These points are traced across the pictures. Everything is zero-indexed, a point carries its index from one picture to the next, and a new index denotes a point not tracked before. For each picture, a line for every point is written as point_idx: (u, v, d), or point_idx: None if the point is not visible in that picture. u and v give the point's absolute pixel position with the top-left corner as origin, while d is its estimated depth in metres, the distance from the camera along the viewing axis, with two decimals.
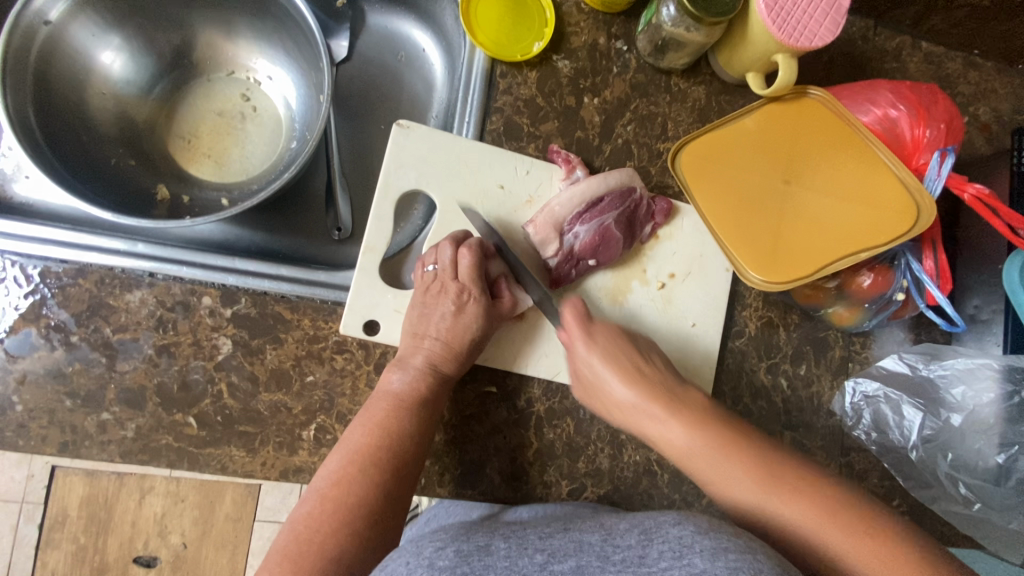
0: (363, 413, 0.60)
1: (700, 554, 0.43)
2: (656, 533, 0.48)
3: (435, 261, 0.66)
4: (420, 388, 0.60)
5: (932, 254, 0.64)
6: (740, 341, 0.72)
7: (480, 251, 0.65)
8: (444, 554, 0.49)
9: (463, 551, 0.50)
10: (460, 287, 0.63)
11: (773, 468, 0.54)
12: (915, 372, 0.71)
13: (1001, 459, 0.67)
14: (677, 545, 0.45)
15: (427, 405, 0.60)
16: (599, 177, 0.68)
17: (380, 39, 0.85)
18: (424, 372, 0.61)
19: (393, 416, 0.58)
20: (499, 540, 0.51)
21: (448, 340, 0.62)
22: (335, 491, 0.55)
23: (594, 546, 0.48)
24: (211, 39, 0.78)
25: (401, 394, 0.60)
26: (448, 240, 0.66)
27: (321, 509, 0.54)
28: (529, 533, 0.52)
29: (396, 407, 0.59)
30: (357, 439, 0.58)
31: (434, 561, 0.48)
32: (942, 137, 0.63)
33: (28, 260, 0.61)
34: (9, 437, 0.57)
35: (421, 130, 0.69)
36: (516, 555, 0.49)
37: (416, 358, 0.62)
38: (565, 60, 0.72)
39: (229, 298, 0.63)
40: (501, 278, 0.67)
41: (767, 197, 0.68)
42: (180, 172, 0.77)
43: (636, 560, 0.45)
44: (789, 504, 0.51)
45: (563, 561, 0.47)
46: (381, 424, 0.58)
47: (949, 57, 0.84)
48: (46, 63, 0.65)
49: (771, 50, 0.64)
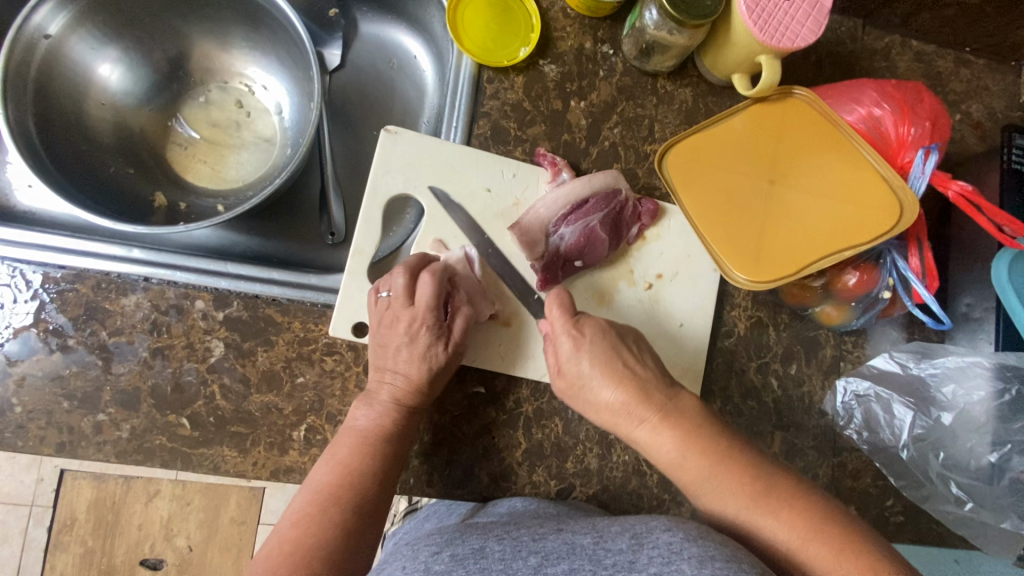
0: (326, 452, 0.60)
1: (688, 561, 0.43)
2: (648, 539, 0.48)
3: (387, 288, 0.64)
4: (383, 425, 0.60)
5: (917, 251, 0.64)
6: (729, 341, 0.72)
7: (430, 277, 0.63)
8: (440, 557, 0.52)
9: (458, 555, 0.52)
10: (411, 314, 0.62)
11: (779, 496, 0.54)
12: (907, 371, 0.71)
13: (993, 458, 0.67)
14: (667, 551, 0.45)
15: (389, 444, 0.60)
16: (584, 179, 0.68)
17: (373, 47, 0.87)
18: (387, 410, 0.61)
19: (357, 452, 0.59)
20: (494, 541, 0.53)
21: (408, 374, 0.61)
22: (294, 532, 0.55)
23: (588, 548, 0.49)
24: (206, 49, 0.80)
25: (364, 431, 0.60)
26: (401, 269, 0.64)
27: (281, 548, 0.54)
28: (524, 534, 0.53)
29: (359, 446, 0.59)
30: (320, 478, 0.58)
31: (431, 565, 0.51)
32: (927, 134, 0.64)
33: (27, 265, 0.62)
34: (8, 437, 0.59)
35: (409, 135, 0.70)
36: (511, 557, 0.50)
37: (379, 394, 0.61)
38: (551, 64, 0.74)
39: (222, 301, 0.64)
40: (460, 297, 0.66)
41: (753, 197, 0.68)
42: (177, 179, 0.79)
43: (627, 565, 0.46)
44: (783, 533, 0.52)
45: (557, 564, 0.48)
46: (344, 464, 0.58)
47: (939, 56, 0.84)
48: (45, 76, 0.67)
49: (754, 51, 0.65)
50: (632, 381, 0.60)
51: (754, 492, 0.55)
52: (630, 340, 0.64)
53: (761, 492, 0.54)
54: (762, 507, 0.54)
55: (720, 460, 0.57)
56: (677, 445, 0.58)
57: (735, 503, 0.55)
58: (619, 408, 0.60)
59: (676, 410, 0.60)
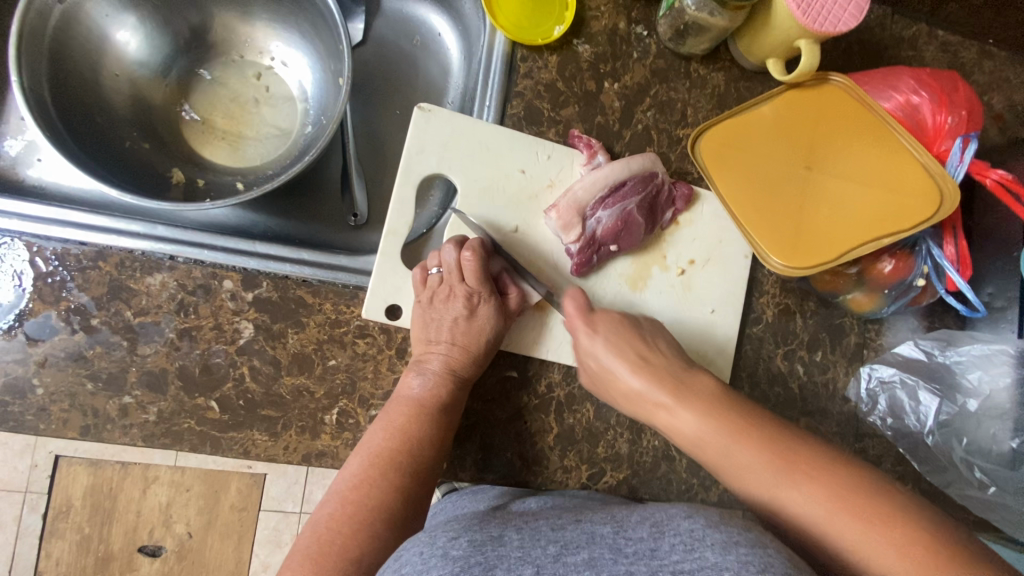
0: (380, 416, 0.60)
1: (711, 548, 0.42)
2: (668, 526, 0.47)
3: (438, 264, 0.65)
4: (438, 393, 0.60)
5: (952, 240, 0.65)
6: (758, 328, 0.72)
7: (483, 250, 0.65)
8: (457, 543, 0.48)
9: (477, 540, 0.48)
10: (468, 287, 0.63)
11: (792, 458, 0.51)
12: (932, 358, 0.71)
13: (1015, 443, 0.68)
14: (689, 537, 0.45)
15: (444, 411, 0.60)
16: (622, 162, 0.68)
17: (396, 23, 0.84)
18: (442, 377, 0.61)
19: (413, 420, 0.59)
20: (513, 531, 0.50)
21: (464, 344, 0.62)
22: (356, 493, 0.56)
23: (608, 539, 0.48)
24: (226, 20, 0.77)
25: (421, 399, 0.60)
26: (452, 242, 0.65)
27: (343, 511, 0.55)
28: (543, 524, 0.51)
29: (416, 412, 0.59)
30: (376, 442, 0.58)
31: (448, 550, 0.46)
32: (962, 124, 0.64)
33: (46, 242, 0.60)
34: (30, 420, 0.57)
35: (442, 114, 0.68)
36: (530, 545, 0.47)
37: (432, 363, 0.62)
38: (585, 44, 0.72)
39: (250, 282, 0.62)
40: (503, 273, 0.68)
41: (790, 183, 0.68)
42: (194, 156, 0.76)
43: (648, 553, 0.45)
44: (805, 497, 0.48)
45: (576, 552, 0.46)
46: (401, 429, 0.58)
47: (964, 47, 0.84)
48: (61, 43, 0.64)
49: (793, 35, 0.64)
50: (649, 369, 0.60)
51: (720, 426, 0.55)
52: (645, 333, 0.64)
53: (723, 420, 0.55)
54: (729, 439, 0.54)
55: (680, 390, 0.58)
56: (695, 421, 0.56)
57: (702, 431, 0.55)
58: (636, 396, 0.60)
59: (657, 367, 0.60)
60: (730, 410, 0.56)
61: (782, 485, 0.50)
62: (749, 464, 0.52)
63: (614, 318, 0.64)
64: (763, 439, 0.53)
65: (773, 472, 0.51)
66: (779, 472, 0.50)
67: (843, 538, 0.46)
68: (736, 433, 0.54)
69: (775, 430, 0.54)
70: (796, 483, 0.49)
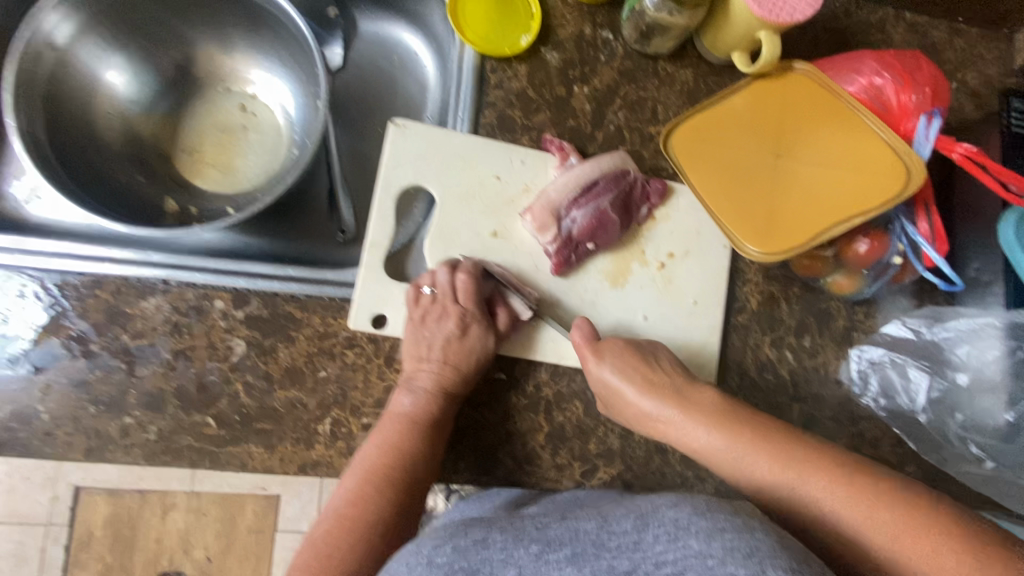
0: (373, 433, 0.62)
1: (695, 535, 0.43)
2: (652, 518, 0.46)
3: (430, 284, 0.67)
4: (428, 409, 0.62)
5: (925, 216, 0.66)
6: (743, 317, 0.73)
7: (477, 272, 0.67)
8: (442, 550, 0.48)
9: (461, 546, 0.48)
10: (457, 308, 0.65)
11: (734, 426, 0.59)
12: (921, 336, 0.71)
13: (1010, 417, 0.67)
14: (673, 527, 0.44)
15: (434, 425, 0.62)
16: (592, 162, 0.69)
17: (373, 46, 0.87)
18: (432, 394, 0.63)
19: (406, 436, 0.60)
20: (496, 532, 0.50)
21: (455, 362, 0.65)
22: (352, 509, 0.58)
23: (591, 534, 0.47)
24: (209, 53, 0.81)
25: (412, 415, 0.61)
26: (444, 265, 0.67)
27: (340, 525, 0.57)
28: (526, 524, 0.50)
29: (407, 428, 0.61)
30: (369, 457, 0.60)
31: (434, 558, 0.47)
32: (927, 100, 0.64)
33: (46, 274, 0.63)
34: (36, 444, 0.59)
35: (417, 128, 0.71)
36: (513, 546, 0.47)
37: (422, 380, 0.64)
38: (553, 52, 0.74)
39: (241, 301, 0.65)
40: (497, 296, 0.69)
41: (760, 170, 0.69)
42: (187, 185, 0.79)
43: (632, 546, 0.45)
44: (754, 461, 0.56)
45: (559, 549, 0.46)
46: (394, 444, 0.60)
47: (933, 26, 0.85)
48: (54, 85, 0.68)
49: (754, 28, 0.66)
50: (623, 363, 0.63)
51: (676, 401, 0.62)
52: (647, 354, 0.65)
53: (724, 421, 0.59)
54: (703, 427, 0.60)
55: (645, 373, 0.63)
56: (654, 405, 0.62)
57: (675, 419, 0.61)
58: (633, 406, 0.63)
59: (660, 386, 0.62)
60: (711, 401, 0.61)
61: (732, 450, 0.58)
62: (710, 442, 0.59)
63: (620, 348, 0.65)
64: (742, 428, 0.58)
65: (728, 440, 0.58)
66: (727, 442, 0.58)
67: (802, 489, 0.53)
68: (699, 418, 0.60)
69: (737, 409, 0.60)
70: (753, 454, 0.57)
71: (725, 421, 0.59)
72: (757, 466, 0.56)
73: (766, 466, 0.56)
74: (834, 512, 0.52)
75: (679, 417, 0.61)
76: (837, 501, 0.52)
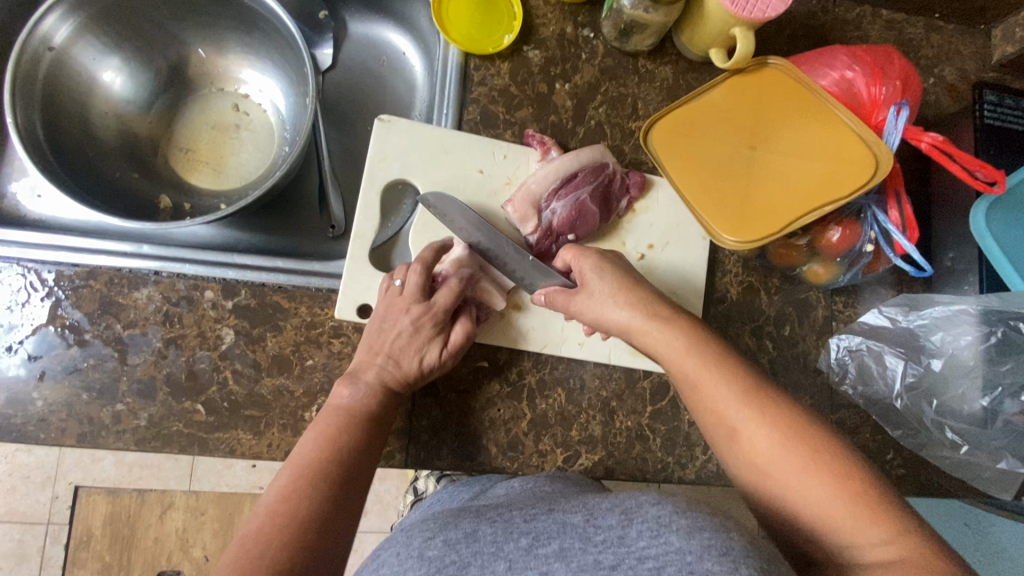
0: (311, 429, 0.60)
1: (676, 532, 0.43)
2: (636, 512, 0.46)
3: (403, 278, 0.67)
4: (368, 402, 0.61)
5: (897, 205, 0.67)
6: (723, 307, 0.74)
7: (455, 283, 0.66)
8: (433, 543, 0.50)
9: (451, 539, 0.50)
10: (419, 308, 0.65)
11: (808, 440, 0.50)
12: (897, 324, 0.72)
13: (985, 402, 0.69)
14: (656, 523, 0.44)
15: (375, 419, 0.61)
16: (572, 155, 0.71)
17: (363, 47, 0.90)
18: (375, 388, 0.62)
19: (344, 428, 0.59)
20: (486, 525, 0.51)
21: (402, 361, 0.64)
22: (284, 505, 0.52)
23: (578, 527, 0.47)
24: (203, 55, 0.84)
25: (352, 409, 0.61)
26: (417, 262, 0.67)
27: (271, 522, 0.51)
28: (516, 515, 0.51)
29: (348, 422, 0.59)
30: (306, 451, 0.57)
31: (424, 552, 0.49)
32: (897, 92, 0.67)
33: (41, 266, 0.65)
34: (31, 430, 0.61)
35: (401, 124, 0.73)
36: (503, 539, 0.48)
37: (368, 373, 0.63)
38: (535, 50, 0.76)
39: (230, 291, 0.67)
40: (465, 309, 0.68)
41: (736, 162, 0.71)
42: (181, 182, 0.82)
43: (616, 540, 0.45)
44: (812, 480, 0.48)
45: (547, 544, 0.47)
46: (331, 437, 0.58)
47: (910, 23, 0.87)
48: (52, 84, 0.70)
49: (728, 24, 0.68)
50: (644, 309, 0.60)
51: (745, 396, 0.53)
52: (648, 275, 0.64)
53: (787, 432, 0.50)
54: (763, 426, 0.51)
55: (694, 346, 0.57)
56: (697, 370, 0.56)
57: (724, 397, 0.53)
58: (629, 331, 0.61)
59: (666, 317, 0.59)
60: (776, 405, 0.52)
61: (782, 454, 0.50)
62: (759, 434, 0.51)
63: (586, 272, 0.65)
64: (812, 441, 0.50)
65: (787, 452, 0.49)
66: (791, 456, 0.49)
67: (831, 514, 0.47)
68: (752, 408, 0.52)
69: (805, 421, 0.51)
70: (800, 459, 0.49)
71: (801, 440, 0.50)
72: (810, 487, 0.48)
73: (818, 491, 0.47)
74: (855, 545, 0.46)
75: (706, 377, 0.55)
76: (869, 542, 0.45)
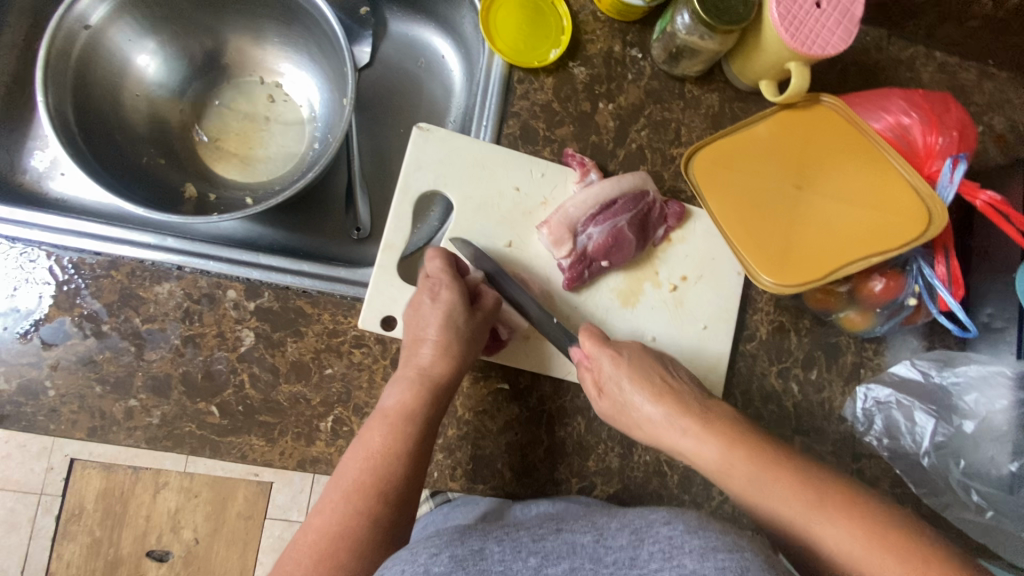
0: (362, 432, 0.58)
1: (690, 555, 0.41)
2: (647, 533, 0.46)
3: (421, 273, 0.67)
4: (412, 405, 0.58)
5: (943, 260, 0.65)
6: (751, 345, 0.73)
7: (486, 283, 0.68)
8: (440, 559, 0.46)
9: (458, 555, 0.47)
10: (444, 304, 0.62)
11: (753, 451, 0.56)
12: (929, 379, 0.71)
13: (1014, 467, 0.66)
14: (668, 545, 0.44)
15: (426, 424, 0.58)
16: (612, 181, 0.69)
17: (401, 47, 0.88)
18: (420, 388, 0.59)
19: (389, 438, 0.57)
20: (494, 542, 0.48)
21: (441, 333, 0.62)
22: (323, 520, 0.54)
23: (588, 548, 0.47)
24: (240, 45, 0.82)
25: (396, 413, 0.58)
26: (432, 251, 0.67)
27: (316, 538, 0.53)
28: (523, 534, 0.49)
29: (388, 428, 0.57)
30: (354, 465, 0.56)
31: (430, 567, 0.45)
32: (954, 144, 0.64)
33: (63, 252, 0.63)
34: (40, 420, 0.60)
35: (440, 133, 0.71)
36: (511, 558, 0.46)
37: (415, 365, 0.61)
38: (581, 67, 0.74)
39: (253, 292, 0.65)
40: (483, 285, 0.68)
41: (781, 200, 0.69)
42: (207, 172, 0.80)
43: (628, 561, 0.44)
44: (770, 487, 0.54)
45: (557, 565, 0.45)
46: (372, 450, 0.56)
47: (963, 67, 0.84)
48: (85, 64, 0.69)
49: (784, 58, 0.65)
50: (594, 338, 0.64)
51: (697, 420, 0.58)
52: None
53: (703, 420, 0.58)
54: (702, 433, 0.58)
55: (621, 359, 0.63)
56: (632, 385, 0.61)
57: (672, 425, 0.59)
58: (581, 363, 0.64)
59: (602, 338, 0.65)
60: (685, 396, 0.61)
61: (698, 436, 0.58)
62: (677, 425, 0.59)
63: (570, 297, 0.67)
64: (721, 427, 0.58)
65: (744, 462, 0.55)
66: (746, 464, 0.55)
67: (747, 480, 0.55)
68: (670, 401, 0.60)
69: (731, 418, 0.59)
70: (709, 437, 0.57)
71: (748, 446, 0.56)
72: (777, 492, 0.54)
73: (783, 495, 0.53)
74: None
75: (653, 400, 0.60)
76: (819, 522, 0.51)
